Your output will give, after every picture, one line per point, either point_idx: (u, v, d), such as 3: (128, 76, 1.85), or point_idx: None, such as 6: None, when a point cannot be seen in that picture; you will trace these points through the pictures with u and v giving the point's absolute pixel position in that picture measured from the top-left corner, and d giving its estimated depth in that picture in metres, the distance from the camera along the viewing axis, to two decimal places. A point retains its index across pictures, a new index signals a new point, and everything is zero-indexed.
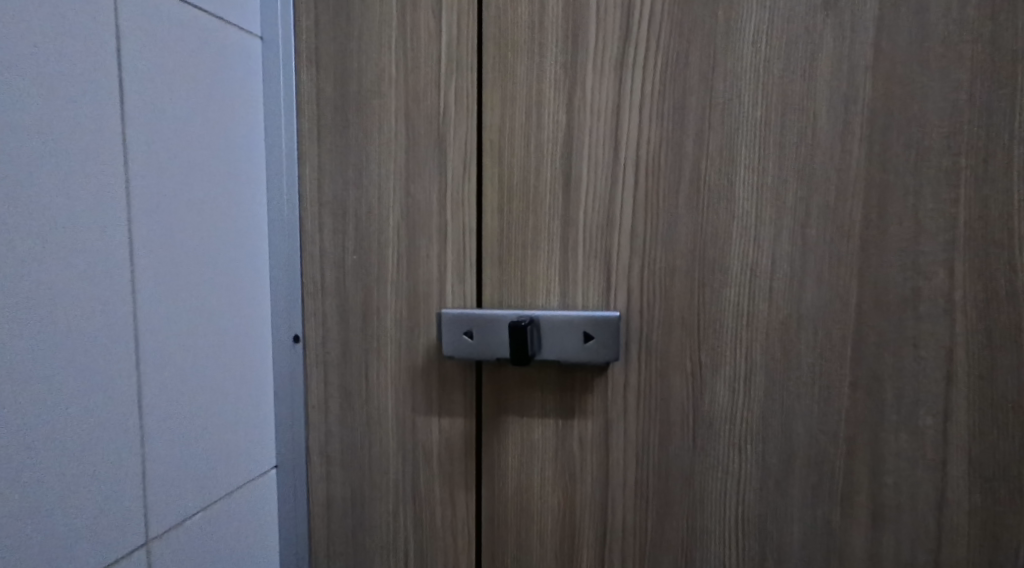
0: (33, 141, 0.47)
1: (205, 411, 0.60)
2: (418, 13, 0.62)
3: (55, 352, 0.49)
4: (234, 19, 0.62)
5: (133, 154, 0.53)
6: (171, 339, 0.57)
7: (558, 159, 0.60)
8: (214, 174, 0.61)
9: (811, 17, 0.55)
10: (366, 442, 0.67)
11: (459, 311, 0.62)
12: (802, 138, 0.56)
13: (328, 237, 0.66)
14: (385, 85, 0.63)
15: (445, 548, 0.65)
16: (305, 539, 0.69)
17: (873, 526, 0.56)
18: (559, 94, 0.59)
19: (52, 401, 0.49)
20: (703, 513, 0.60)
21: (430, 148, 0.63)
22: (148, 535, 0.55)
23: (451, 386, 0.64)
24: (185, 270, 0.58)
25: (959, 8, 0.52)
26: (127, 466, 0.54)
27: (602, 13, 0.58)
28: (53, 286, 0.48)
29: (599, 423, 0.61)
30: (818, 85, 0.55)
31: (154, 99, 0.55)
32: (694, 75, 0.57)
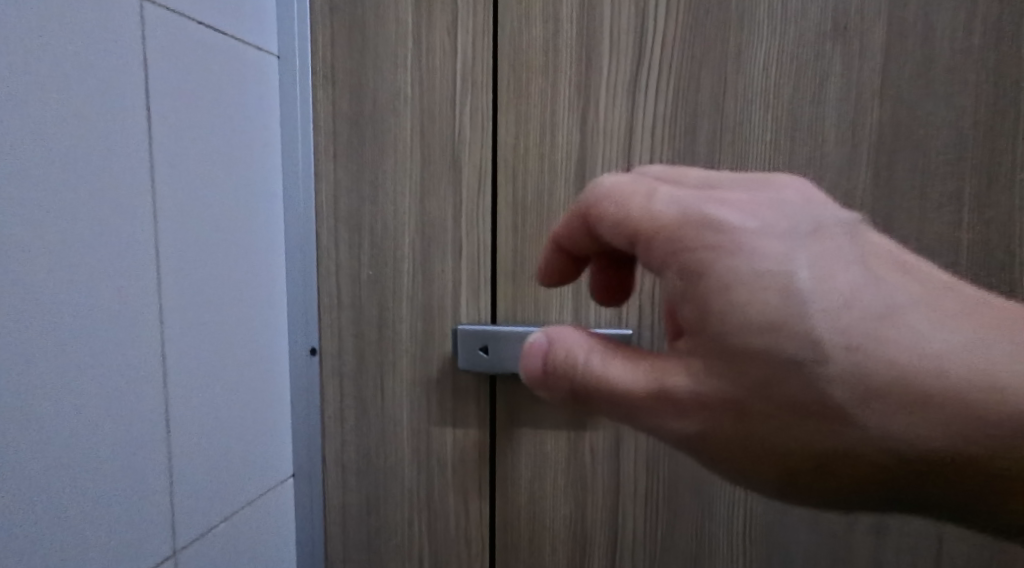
0: (69, 169, 0.48)
1: (227, 422, 0.62)
2: (434, 32, 0.63)
3: (90, 372, 0.50)
4: (251, 38, 0.63)
5: (158, 175, 0.54)
6: (195, 354, 0.58)
7: (571, 179, 0.61)
8: (233, 190, 0.62)
9: (821, 44, 0.56)
10: (381, 452, 0.68)
11: (474, 327, 0.64)
12: (810, 161, 0.57)
13: (344, 252, 0.67)
14: (401, 103, 0.64)
15: (459, 554, 0.68)
16: (321, 545, 0.71)
17: (876, 536, 0.58)
18: (573, 114, 0.61)
19: (88, 419, 0.50)
20: (712, 522, 0.61)
21: (445, 166, 0.64)
22: (175, 545, 0.57)
23: (465, 398, 0.66)
24: (207, 286, 0.59)
25: (964, 37, 0.53)
26: (155, 480, 0.55)
27: (615, 36, 0.59)
28: (85, 307, 0.49)
29: (610, 435, 0.63)
30: (827, 110, 0.56)
31: (177, 121, 0.56)
32: (705, 98, 0.58)
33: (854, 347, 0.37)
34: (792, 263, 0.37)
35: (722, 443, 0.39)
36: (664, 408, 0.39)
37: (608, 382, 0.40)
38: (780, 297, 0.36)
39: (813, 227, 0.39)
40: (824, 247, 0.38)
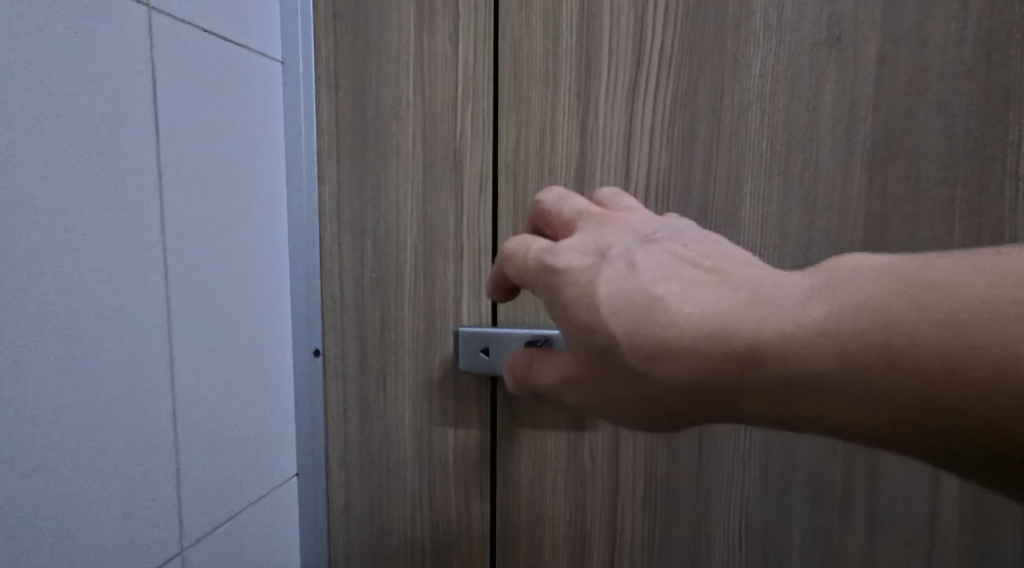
0: (78, 176, 0.49)
1: (232, 422, 0.63)
2: (436, 39, 0.64)
3: (99, 374, 0.51)
4: (256, 44, 0.64)
5: (165, 180, 0.55)
6: (201, 356, 0.59)
7: (571, 184, 0.62)
8: (239, 194, 0.63)
9: (816, 52, 0.57)
10: (384, 451, 0.70)
11: (475, 329, 0.65)
12: (806, 167, 0.58)
13: (347, 255, 0.68)
14: (403, 109, 0.65)
15: (460, 552, 0.69)
16: (324, 542, 0.72)
17: (870, 535, 0.59)
18: (573, 120, 0.62)
19: (97, 420, 0.51)
20: (709, 521, 0.63)
21: (447, 170, 0.65)
22: (182, 544, 0.58)
23: (466, 399, 0.67)
24: (213, 289, 0.60)
25: (956, 47, 0.54)
26: (163, 479, 0.56)
27: (614, 44, 0.60)
28: (95, 311, 0.50)
29: (610, 435, 0.64)
30: (821, 117, 0.57)
31: (184, 127, 0.57)
32: (702, 105, 0.59)
33: (650, 339, 0.41)
34: (596, 283, 0.43)
35: (599, 416, 0.45)
36: (569, 388, 0.45)
37: (531, 376, 0.47)
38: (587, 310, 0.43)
39: (624, 251, 0.44)
40: (626, 265, 0.43)
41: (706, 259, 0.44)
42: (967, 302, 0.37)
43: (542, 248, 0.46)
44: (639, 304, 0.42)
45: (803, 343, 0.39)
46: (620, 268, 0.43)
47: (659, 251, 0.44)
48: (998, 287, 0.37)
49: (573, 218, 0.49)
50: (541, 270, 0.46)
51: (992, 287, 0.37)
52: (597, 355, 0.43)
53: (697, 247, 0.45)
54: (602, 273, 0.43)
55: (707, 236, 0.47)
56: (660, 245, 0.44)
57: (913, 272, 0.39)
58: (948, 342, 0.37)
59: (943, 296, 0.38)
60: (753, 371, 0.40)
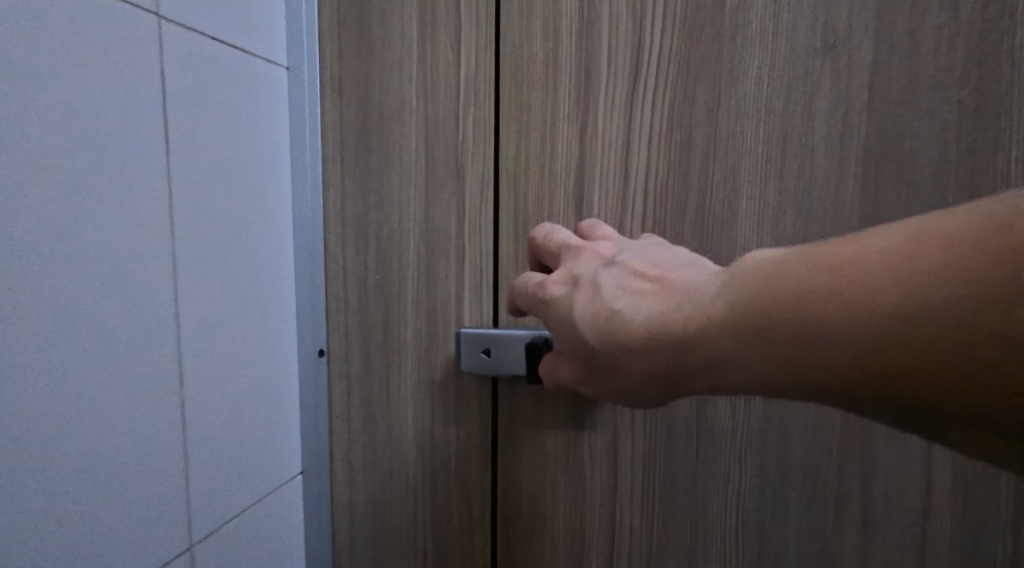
0: (89, 182, 0.50)
1: (240, 421, 0.64)
2: (438, 45, 0.65)
3: (110, 375, 0.52)
4: (261, 50, 0.65)
5: (174, 185, 0.57)
6: (209, 356, 0.61)
7: (571, 188, 0.64)
8: (245, 198, 0.64)
9: (810, 59, 0.58)
10: (387, 450, 0.71)
11: (476, 330, 0.66)
12: (800, 171, 0.59)
13: (351, 258, 0.70)
14: (406, 114, 0.67)
15: (462, 549, 0.70)
16: (329, 539, 0.74)
17: (864, 532, 0.61)
18: (572, 126, 0.63)
19: (107, 419, 0.52)
20: (705, 519, 0.64)
21: (449, 174, 0.66)
22: (191, 540, 0.59)
23: (468, 398, 0.68)
24: (221, 290, 0.62)
25: (948, 54, 0.55)
26: (172, 476, 0.58)
27: (613, 50, 0.61)
28: (106, 312, 0.52)
29: (608, 435, 0.65)
30: (816, 124, 0.58)
31: (193, 132, 0.58)
32: (699, 111, 0.60)
33: (613, 342, 0.48)
34: (571, 307, 0.51)
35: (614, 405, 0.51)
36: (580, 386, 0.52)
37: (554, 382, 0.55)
38: (568, 327, 0.51)
39: (590, 276, 0.51)
40: (592, 286, 0.51)
41: (658, 271, 0.50)
42: (830, 278, 0.40)
43: (532, 281, 0.55)
44: (600, 315, 0.49)
45: (722, 338, 0.43)
46: (587, 289, 0.51)
47: (617, 268, 0.51)
48: (849, 260, 0.40)
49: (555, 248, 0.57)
50: (535, 300, 0.55)
51: (845, 261, 0.40)
52: (582, 361, 0.50)
53: (655, 262, 0.51)
54: (575, 295, 0.51)
55: (672, 253, 0.53)
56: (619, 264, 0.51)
57: (783, 266, 0.43)
58: (832, 317, 0.40)
59: (811, 278, 0.41)
60: (697, 366, 0.45)
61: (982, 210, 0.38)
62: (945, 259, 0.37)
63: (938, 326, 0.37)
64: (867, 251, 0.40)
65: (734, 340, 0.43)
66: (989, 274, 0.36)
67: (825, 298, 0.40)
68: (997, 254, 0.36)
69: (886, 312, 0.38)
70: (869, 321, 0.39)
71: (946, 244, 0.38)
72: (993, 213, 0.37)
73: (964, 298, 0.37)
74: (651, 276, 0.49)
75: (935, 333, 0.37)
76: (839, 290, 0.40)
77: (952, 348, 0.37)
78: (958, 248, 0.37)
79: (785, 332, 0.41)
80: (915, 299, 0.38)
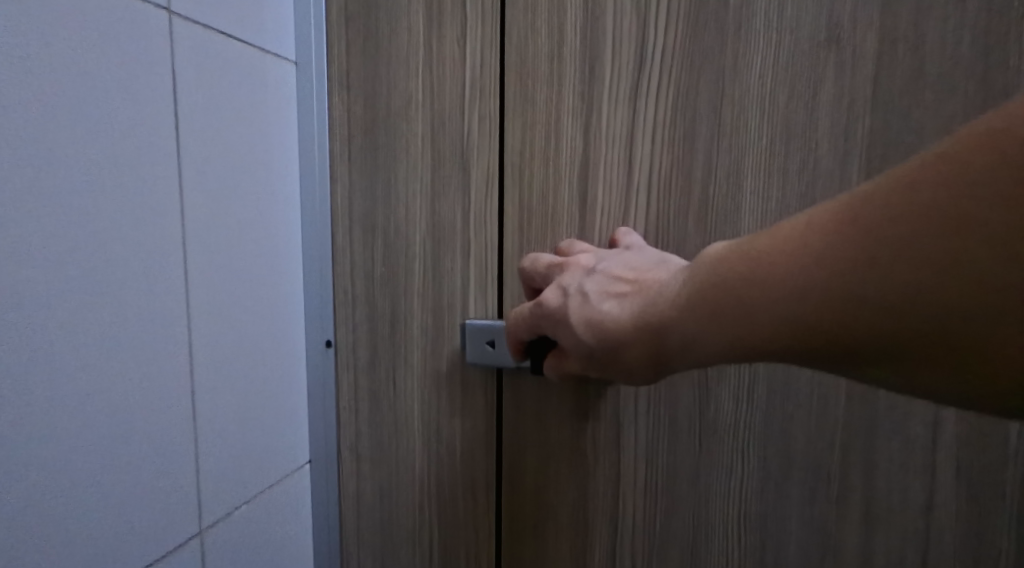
0: (102, 175, 0.51)
1: (249, 410, 0.66)
2: (444, 40, 0.66)
3: (122, 363, 0.54)
4: (270, 46, 0.66)
5: (185, 177, 0.58)
6: (219, 345, 0.62)
7: (575, 181, 0.64)
8: (254, 191, 0.65)
9: (814, 52, 0.58)
10: (393, 441, 0.72)
11: (482, 322, 0.67)
12: (804, 164, 0.59)
13: (359, 251, 0.71)
14: (412, 109, 0.67)
15: (467, 539, 0.71)
16: (336, 527, 0.75)
17: (866, 525, 0.61)
18: (577, 120, 0.63)
19: (119, 406, 0.54)
20: (707, 510, 0.64)
21: (454, 168, 0.67)
22: (201, 525, 0.61)
23: (473, 390, 0.69)
24: (231, 281, 0.63)
25: (954, 46, 0.55)
26: (183, 463, 0.59)
27: (617, 45, 0.62)
28: (117, 302, 0.53)
29: (611, 427, 0.66)
30: (820, 117, 0.58)
31: (202, 126, 0.59)
32: (703, 105, 0.61)
33: (609, 341, 0.50)
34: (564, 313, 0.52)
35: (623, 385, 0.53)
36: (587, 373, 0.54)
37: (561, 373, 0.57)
38: (570, 336, 0.52)
39: (578, 285, 0.53)
40: (581, 295, 0.52)
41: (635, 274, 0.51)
42: (751, 265, 0.43)
43: (527, 304, 0.57)
44: (595, 321, 0.50)
45: (688, 323, 0.45)
46: (577, 297, 0.52)
47: (600, 274, 0.53)
48: (774, 249, 0.42)
49: (543, 270, 0.59)
50: (535, 319, 0.56)
51: (762, 249, 0.42)
52: (588, 361, 0.52)
53: (631, 263, 0.53)
54: (568, 305, 0.52)
55: (644, 256, 0.55)
56: (601, 270, 0.53)
57: (714, 259, 0.45)
58: (760, 300, 0.42)
59: (736, 267, 0.43)
60: (680, 351, 0.47)
61: (872, 183, 0.39)
62: (845, 231, 0.39)
63: (852, 296, 0.39)
64: (779, 237, 0.42)
65: (695, 325, 0.45)
66: (886, 238, 0.37)
67: (750, 284, 0.42)
68: (890, 219, 0.37)
69: (814, 292, 0.40)
70: (792, 298, 0.41)
71: (841, 219, 0.39)
72: (880, 184, 0.39)
73: (865, 265, 0.38)
74: (630, 278, 0.51)
75: (855, 303, 0.38)
76: (799, 283, 0.40)
77: (892, 317, 0.38)
78: (852, 221, 0.39)
79: (740, 319, 0.43)
80: (824, 272, 0.39)
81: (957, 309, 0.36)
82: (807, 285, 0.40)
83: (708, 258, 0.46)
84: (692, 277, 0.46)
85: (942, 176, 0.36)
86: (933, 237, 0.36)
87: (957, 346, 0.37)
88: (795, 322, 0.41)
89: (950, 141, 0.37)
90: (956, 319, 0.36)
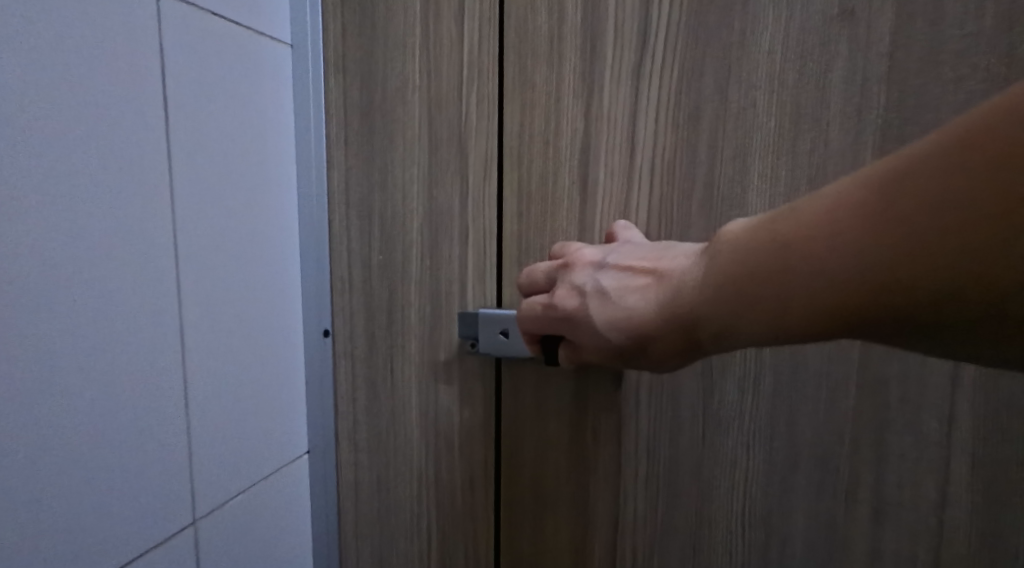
0: (88, 158, 0.50)
1: (244, 399, 0.65)
2: (442, 20, 0.64)
3: (112, 351, 0.53)
4: (265, 28, 0.64)
5: (175, 162, 0.56)
6: (212, 333, 0.61)
7: (576, 166, 0.62)
8: (249, 176, 0.64)
9: (826, 28, 0.55)
10: (392, 431, 0.71)
11: (495, 311, 0.65)
12: (814, 147, 0.56)
13: (356, 237, 0.70)
14: (409, 91, 0.66)
15: (465, 531, 0.70)
16: (335, 518, 0.74)
17: (875, 522, 0.59)
18: (577, 102, 0.61)
19: (109, 395, 0.53)
20: (710, 505, 0.62)
21: (452, 152, 0.65)
22: (195, 515, 0.60)
23: (471, 380, 0.68)
24: (224, 268, 0.62)
25: (976, 20, 0.52)
26: (175, 451, 0.58)
27: (619, 22, 0.59)
28: (106, 289, 0.52)
29: (612, 418, 0.64)
30: (831, 96, 0.56)
31: (193, 109, 0.58)
32: (709, 85, 0.58)
33: (637, 337, 0.48)
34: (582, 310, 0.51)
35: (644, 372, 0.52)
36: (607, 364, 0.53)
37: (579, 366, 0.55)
38: (591, 336, 0.50)
39: (591, 281, 0.51)
40: (598, 293, 0.50)
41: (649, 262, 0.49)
42: (775, 255, 0.41)
43: (540, 298, 0.55)
44: (615, 317, 0.48)
45: (715, 316, 0.43)
46: (594, 295, 0.50)
47: (612, 268, 0.50)
48: (799, 236, 0.40)
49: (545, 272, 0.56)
50: (549, 320, 0.54)
51: (785, 236, 0.40)
52: (614, 357, 0.50)
53: (640, 252, 0.51)
54: (586, 305, 0.50)
55: (649, 245, 0.53)
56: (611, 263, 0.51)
57: (734, 247, 0.43)
58: (787, 291, 0.40)
59: (758, 258, 0.41)
60: (704, 339, 0.45)
61: (899, 163, 0.37)
62: (872, 218, 0.37)
63: (881, 284, 0.37)
64: (803, 223, 0.40)
65: (722, 316, 0.43)
66: (912, 224, 0.35)
67: (777, 273, 0.40)
68: (918, 205, 0.35)
69: (842, 280, 0.38)
70: (819, 288, 0.39)
71: (867, 204, 0.37)
72: (905, 164, 0.36)
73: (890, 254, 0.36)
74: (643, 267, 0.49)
75: (884, 291, 0.37)
76: (827, 272, 0.38)
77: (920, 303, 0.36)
78: (879, 207, 0.37)
79: (767, 310, 0.41)
80: (854, 263, 0.37)
81: (988, 295, 0.34)
82: (833, 276, 0.38)
83: (728, 245, 0.43)
84: (712, 265, 0.44)
85: (968, 157, 0.34)
86: (963, 224, 0.34)
87: (990, 328, 0.35)
88: (827, 313, 0.39)
89: (977, 114, 0.34)
90: (986, 306, 0.34)
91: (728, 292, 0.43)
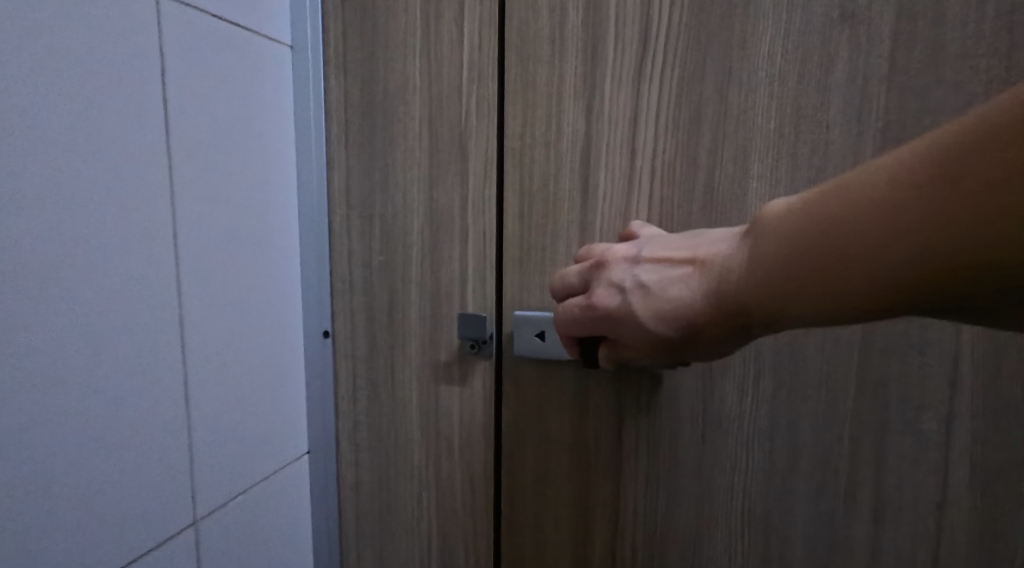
0: (88, 159, 0.50)
1: (244, 399, 0.65)
2: (442, 21, 0.64)
3: (112, 352, 0.53)
4: (265, 28, 0.64)
5: (175, 162, 0.56)
6: (213, 333, 0.61)
7: (576, 167, 0.62)
8: (249, 175, 0.64)
9: (826, 30, 0.55)
10: (392, 432, 0.71)
11: (532, 313, 0.65)
12: (815, 149, 0.56)
13: (356, 237, 0.69)
14: (410, 91, 0.66)
15: (466, 531, 0.70)
16: (335, 518, 0.74)
17: (875, 522, 0.59)
18: (578, 104, 0.61)
19: (109, 395, 0.53)
20: (711, 505, 0.63)
21: (453, 153, 0.65)
22: (195, 515, 0.60)
23: (471, 381, 0.68)
24: (224, 268, 0.62)
25: (976, 22, 0.52)
26: (176, 451, 0.58)
27: (620, 24, 0.59)
28: (106, 290, 0.52)
29: (613, 419, 0.64)
30: (832, 98, 0.56)
31: (193, 110, 0.58)
32: (710, 86, 0.58)
33: (687, 327, 0.47)
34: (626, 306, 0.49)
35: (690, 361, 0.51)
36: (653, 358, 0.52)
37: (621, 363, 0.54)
38: (638, 331, 0.49)
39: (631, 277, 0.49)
40: (639, 288, 0.48)
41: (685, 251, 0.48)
42: (833, 240, 0.40)
43: (577, 299, 0.53)
44: (663, 310, 0.47)
45: (762, 301, 0.44)
46: (636, 290, 0.49)
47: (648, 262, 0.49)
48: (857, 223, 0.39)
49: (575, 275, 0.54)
50: (588, 320, 0.52)
51: (837, 223, 0.40)
52: (660, 353, 0.49)
53: (672, 243, 0.50)
54: (629, 301, 0.49)
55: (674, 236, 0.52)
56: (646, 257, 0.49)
57: (779, 228, 0.43)
58: (839, 272, 0.40)
59: (815, 245, 0.41)
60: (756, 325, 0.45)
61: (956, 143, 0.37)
62: (930, 199, 0.37)
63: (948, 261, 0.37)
64: (859, 207, 0.39)
65: (778, 302, 0.43)
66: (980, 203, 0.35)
67: (837, 258, 0.40)
68: (983, 184, 0.35)
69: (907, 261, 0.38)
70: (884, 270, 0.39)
71: (919, 184, 0.37)
72: (957, 139, 0.37)
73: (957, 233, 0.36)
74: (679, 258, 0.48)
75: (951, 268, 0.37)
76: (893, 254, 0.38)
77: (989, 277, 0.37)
78: (933, 184, 0.37)
79: (827, 295, 0.41)
80: (908, 241, 0.38)
81: None
82: (898, 258, 0.38)
83: (776, 232, 0.43)
84: (761, 253, 0.43)
85: None
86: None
87: None
88: (880, 292, 0.39)
89: None
90: None
91: (784, 279, 0.42)
